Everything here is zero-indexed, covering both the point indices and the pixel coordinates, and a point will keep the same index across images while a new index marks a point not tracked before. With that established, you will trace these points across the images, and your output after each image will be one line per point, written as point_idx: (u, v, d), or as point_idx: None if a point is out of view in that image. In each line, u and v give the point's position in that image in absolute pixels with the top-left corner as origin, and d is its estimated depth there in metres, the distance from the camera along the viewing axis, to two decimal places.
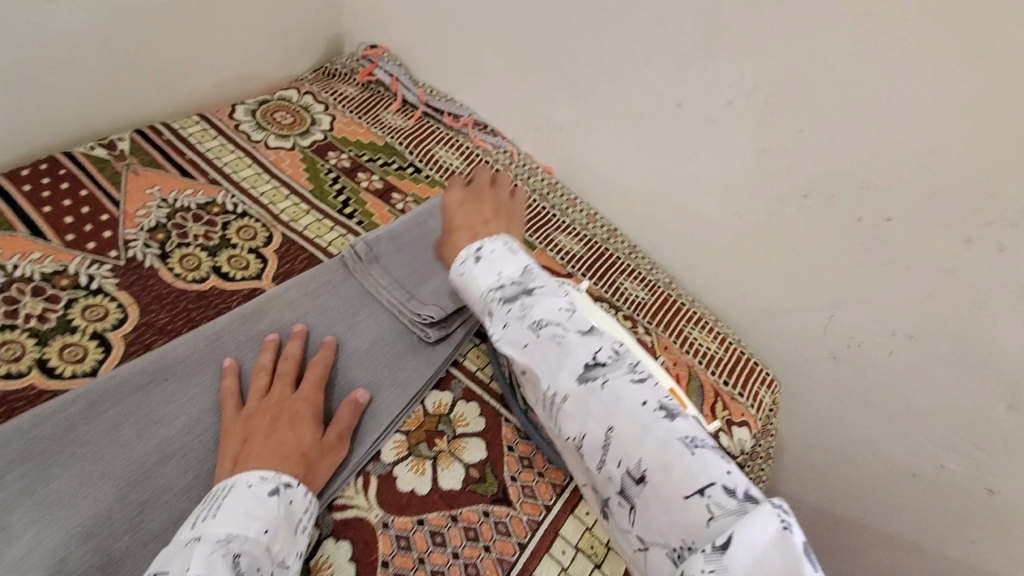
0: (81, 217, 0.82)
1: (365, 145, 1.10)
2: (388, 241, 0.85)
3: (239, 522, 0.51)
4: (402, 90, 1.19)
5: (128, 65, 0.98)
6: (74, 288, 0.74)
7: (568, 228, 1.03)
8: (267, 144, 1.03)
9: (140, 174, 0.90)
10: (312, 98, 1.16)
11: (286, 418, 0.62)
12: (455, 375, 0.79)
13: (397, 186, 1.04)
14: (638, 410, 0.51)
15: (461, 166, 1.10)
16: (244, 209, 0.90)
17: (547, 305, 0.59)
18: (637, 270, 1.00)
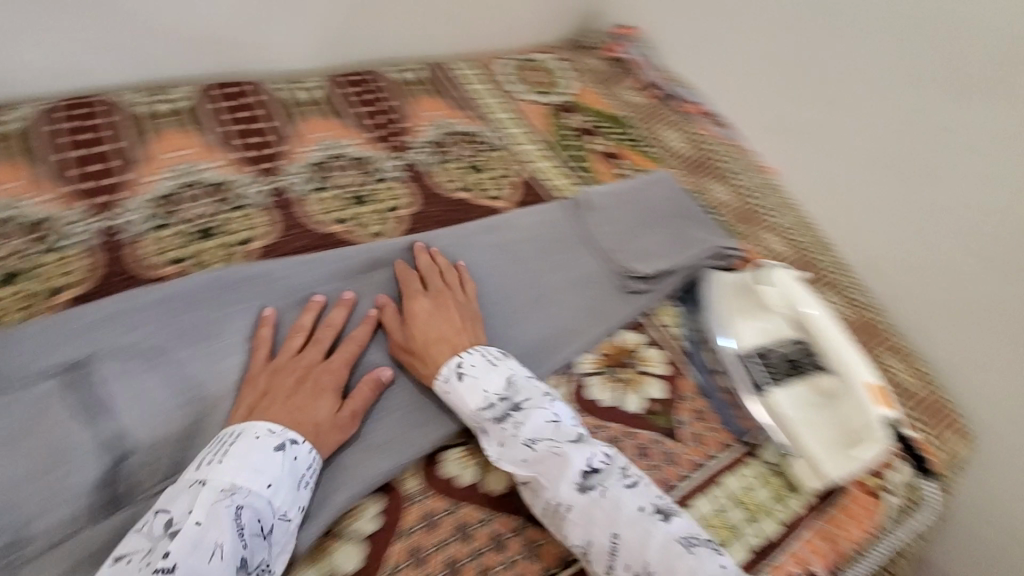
0: (255, 144, 0.87)
1: (603, 113, 1.13)
2: (615, 200, 0.92)
3: (246, 473, 0.52)
4: (646, 70, 1.23)
5: (358, 17, 1.04)
6: (230, 200, 0.79)
7: (780, 230, 1.03)
8: (429, 105, 1.04)
9: (315, 119, 0.94)
10: (564, 64, 1.21)
11: (304, 392, 0.60)
12: (646, 322, 0.83)
13: (620, 153, 1.06)
14: (636, 515, 0.55)
15: (684, 149, 1.11)
16: (395, 170, 0.91)
17: (539, 419, 0.60)
18: (842, 286, 0.97)
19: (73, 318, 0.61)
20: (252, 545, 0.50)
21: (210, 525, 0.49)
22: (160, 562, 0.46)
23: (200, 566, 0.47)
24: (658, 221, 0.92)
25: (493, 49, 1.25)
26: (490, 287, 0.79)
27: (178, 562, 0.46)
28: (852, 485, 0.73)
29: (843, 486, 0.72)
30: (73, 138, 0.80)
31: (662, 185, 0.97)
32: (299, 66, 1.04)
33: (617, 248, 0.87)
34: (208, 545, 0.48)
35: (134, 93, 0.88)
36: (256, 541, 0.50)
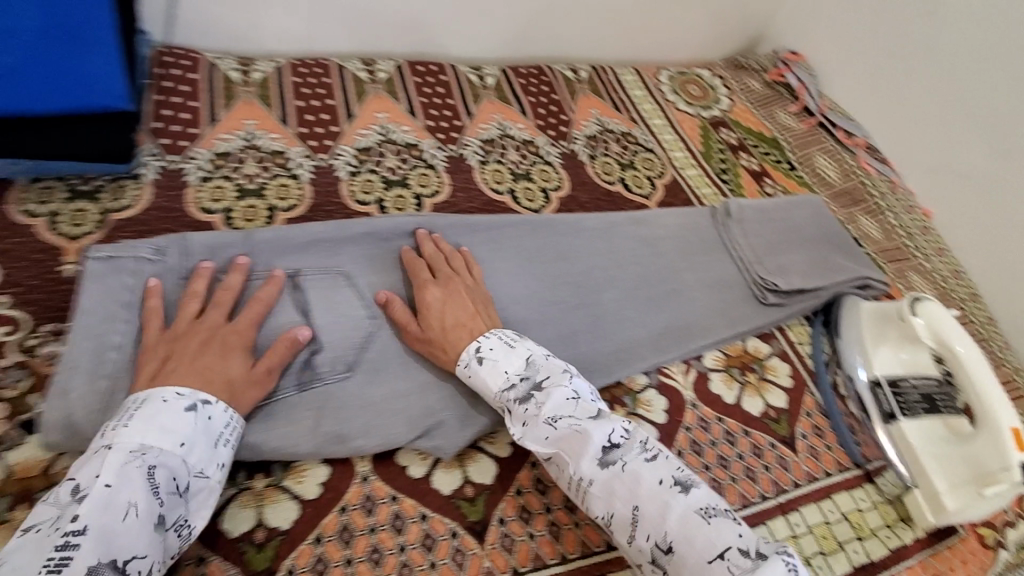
0: (442, 116, 0.99)
1: (755, 132, 1.15)
2: (759, 214, 0.94)
3: (155, 434, 0.49)
4: (806, 97, 1.21)
5: (540, 20, 1.16)
6: (419, 159, 0.91)
7: (936, 275, 1.05)
8: (589, 102, 1.11)
9: (494, 101, 1.05)
10: (721, 81, 1.24)
11: (211, 351, 0.57)
12: (777, 335, 0.85)
13: (771, 174, 1.08)
14: (656, 488, 0.55)
15: (836, 178, 1.11)
16: (555, 157, 0.99)
17: (558, 397, 0.60)
18: (988, 340, 0.98)
19: (301, 232, 0.70)
20: (168, 504, 0.48)
21: (120, 487, 0.46)
22: (70, 527, 0.44)
23: (115, 527, 0.45)
24: (801, 242, 0.93)
25: (654, 60, 1.32)
26: (632, 273, 0.84)
27: (91, 522, 0.44)
28: (964, 530, 0.74)
29: (957, 529, 0.74)
30: (305, 91, 0.95)
31: (807, 209, 0.98)
32: (485, 57, 1.18)
33: (756, 260, 0.89)
34: (123, 504, 0.46)
35: (354, 61, 1.03)
36: (174, 499, 0.49)
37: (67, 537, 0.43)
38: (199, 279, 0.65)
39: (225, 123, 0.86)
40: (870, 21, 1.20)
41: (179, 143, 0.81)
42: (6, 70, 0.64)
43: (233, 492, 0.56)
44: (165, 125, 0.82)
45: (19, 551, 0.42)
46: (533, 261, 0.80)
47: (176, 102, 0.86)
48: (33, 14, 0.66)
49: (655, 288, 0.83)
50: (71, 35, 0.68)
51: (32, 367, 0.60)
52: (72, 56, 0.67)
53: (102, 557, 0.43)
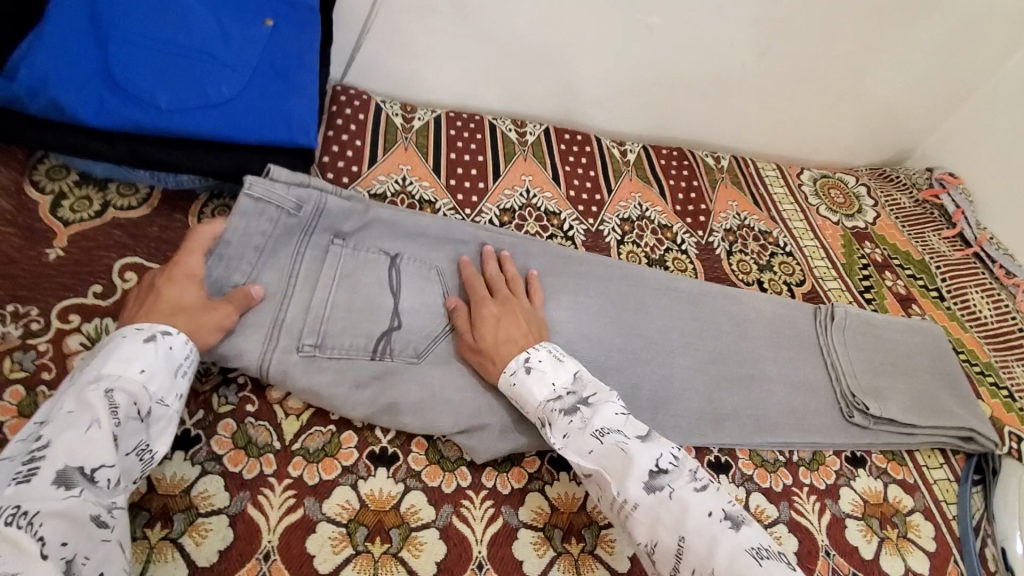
0: (584, 187, 0.99)
1: (901, 252, 1.08)
2: (866, 325, 0.87)
3: (112, 362, 0.48)
4: (964, 223, 1.14)
5: (686, 104, 1.16)
6: (559, 229, 0.91)
7: None
8: (728, 193, 1.09)
9: (633, 180, 1.04)
10: (865, 190, 1.19)
11: (159, 278, 0.57)
12: (921, 488, 0.76)
13: (918, 301, 1.01)
14: (707, 520, 0.50)
15: (990, 318, 1.02)
16: (689, 247, 0.97)
17: (607, 412, 0.58)
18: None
19: (412, 220, 0.72)
20: (128, 426, 0.47)
21: (84, 406, 0.45)
22: (33, 448, 0.42)
23: (77, 437, 0.43)
24: (906, 369, 0.84)
25: (791, 160, 1.30)
26: (768, 386, 0.78)
27: (55, 437, 0.43)
28: None
29: None
30: (459, 144, 0.98)
31: (919, 336, 0.89)
32: (625, 134, 1.20)
33: (851, 374, 0.81)
34: (86, 418, 0.44)
35: (506, 120, 1.06)
36: (134, 423, 0.48)
37: (32, 452, 0.42)
38: (315, 241, 0.67)
39: (383, 165, 0.90)
40: None
41: (341, 179, 0.86)
42: (224, 101, 0.71)
43: (351, 552, 0.55)
44: (332, 160, 0.88)
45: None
46: (665, 356, 0.76)
47: (344, 139, 0.91)
48: (256, 55, 0.74)
49: (794, 405, 0.77)
50: (282, 75, 0.75)
51: None
52: (283, 96, 0.74)
53: (72, 462, 0.42)
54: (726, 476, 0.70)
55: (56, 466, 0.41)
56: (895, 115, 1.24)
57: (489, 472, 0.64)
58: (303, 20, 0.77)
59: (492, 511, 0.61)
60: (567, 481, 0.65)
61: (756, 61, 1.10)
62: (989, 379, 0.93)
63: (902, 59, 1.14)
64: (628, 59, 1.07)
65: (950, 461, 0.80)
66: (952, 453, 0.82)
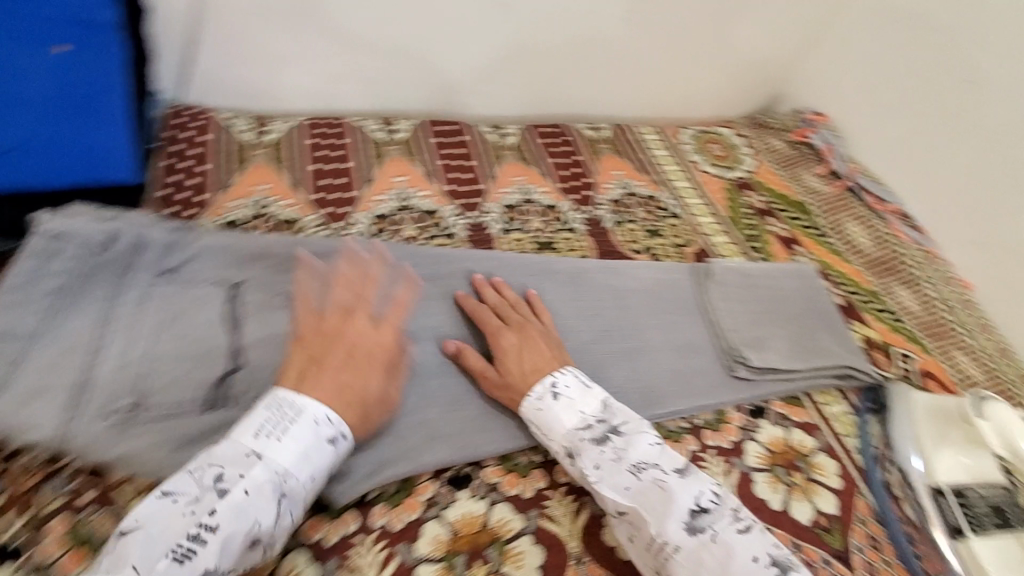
0: (463, 180, 0.94)
1: (782, 196, 1.13)
2: (743, 278, 0.89)
3: (297, 460, 0.52)
4: (834, 160, 1.18)
5: (560, 81, 1.14)
6: (439, 228, 0.86)
7: (975, 352, 0.94)
8: (613, 163, 1.08)
9: (516, 164, 1.01)
10: (743, 141, 1.23)
11: (365, 345, 0.61)
12: (821, 427, 0.78)
13: (802, 242, 1.05)
14: (752, 565, 0.52)
15: (869, 246, 1.06)
16: (579, 226, 0.94)
17: (641, 444, 0.61)
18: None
19: (250, 242, 0.70)
20: (274, 527, 0.51)
21: (257, 498, 0.49)
22: (205, 519, 0.47)
23: (237, 537, 0.47)
24: (785, 314, 0.87)
25: (676, 119, 1.30)
26: (657, 356, 0.78)
27: (222, 523, 0.47)
28: None
29: None
30: (320, 152, 0.90)
31: (798, 280, 0.92)
32: (507, 115, 1.15)
33: (733, 328, 0.83)
34: (251, 517, 0.48)
35: (373, 120, 0.99)
36: (277, 524, 0.51)
37: (199, 531, 0.46)
38: (134, 280, 0.63)
39: (233, 190, 0.82)
40: (889, 75, 1.16)
41: (186, 212, 0.77)
42: (13, 146, 0.63)
43: None
44: (173, 192, 0.79)
45: (154, 519, 0.47)
46: None
47: (188, 168, 0.83)
48: (46, 87, 0.65)
49: (685, 369, 0.78)
50: (80, 109, 0.66)
51: (12, 477, 0.55)
52: (81, 134, 0.65)
53: (215, 564, 0.46)
54: None
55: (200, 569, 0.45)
56: (760, 62, 1.27)
57: (378, 510, 0.60)
58: (99, 42, 0.67)
59: (384, 553, 0.58)
60: (466, 499, 0.63)
61: (620, 22, 1.09)
62: (873, 305, 0.97)
63: (758, 3, 1.17)
64: (492, 36, 1.03)
65: (846, 395, 0.82)
66: (848, 387, 0.83)
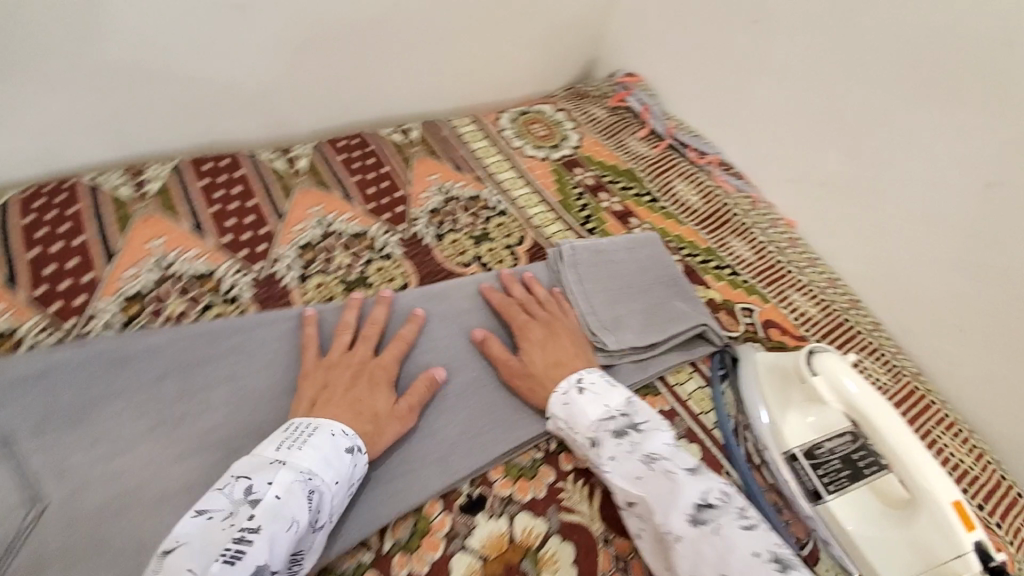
0: (242, 224, 0.78)
1: (609, 166, 1.09)
2: (596, 255, 0.83)
3: (322, 465, 0.54)
4: (651, 120, 1.17)
5: (347, 87, 1.01)
6: (215, 293, 0.71)
7: (807, 288, 0.95)
8: (427, 166, 0.97)
9: (310, 191, 0.86)
10: (564, 115, 1.18)
11: (378, 372, 0.65)
12: (679, 411, 0.74)
13: (635, 213, 1.01)
14: (751, 559, 0.52)
15: (698, 203, 1.05)
16: (393, 250, 0.82)
17: (659, 440, 0.62)
18: (881, 350, 0.88)
19: None
20: (305, 535, 0.51)
21: (289, 500, 0.50)
22: (245, 523, 0.48)
23: (281, 537, 0.48)
24: (638, 288, 0.83)
25: (492, 102, 1.22)
26: (493, 384, 0.70)
27: (262, 524, 0.48)
28: None
29: None
30: (41, 231, 0.71)
31: (637, 253, 0.87)
32: (295, 134, 1.02)
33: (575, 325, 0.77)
34: (288, 517, 0.49)
35: (115, 172, 0.80)
36: (307, 532, 0.51)
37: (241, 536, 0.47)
38: None
39: None
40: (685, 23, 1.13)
41: None
42: None
43: None
44: None
45: (193, 536, 0.47)
46: None
47: None
48: None
49: None
50: None
51: None
52: None
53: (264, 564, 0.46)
54: (484, 512, 0.61)
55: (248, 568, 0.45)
56: (562, 29, 1.20)
57: None
58: None
59: None
60: None
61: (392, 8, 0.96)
62: (711, 264, 0.96)
63: None
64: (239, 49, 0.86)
65: (698, 367, 0.80)
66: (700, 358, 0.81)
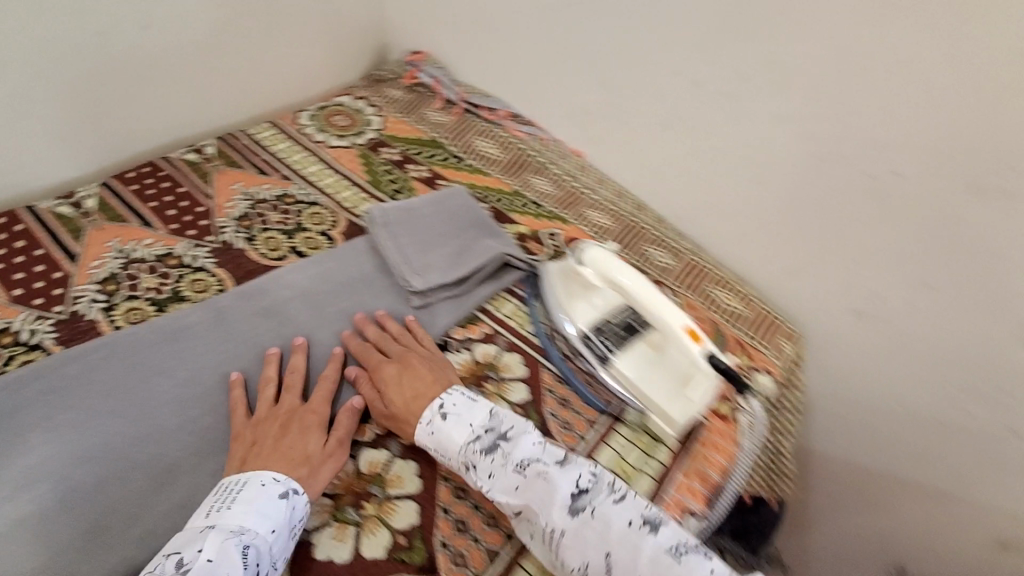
0: (33, 273, 0.79)
1: (413, 140, 1.16)
2: (405, 213, 0.92)
3: (254, 518, 0.55)
4: (443, 90, 1.24)
5: (123, 120, 1.01)
6: (14, 344, 0.71)
7: (599, 204, 1.08)
8: (229, 178, 1.00)
9: (104, 228, 0.87)
10: (364, 102, 1.23)
11: (302, 418, 0.66)
12: (501, 330, 0.84)
13: (443, 174, 1.10)
14: (627, 530, 0.56)
15: (499, 153, 1.15)
16: (203, 261, 0.85)
17: (526, 444, 0.62)
18: (663, 238, 1.03)
19: None
20: None
21: (221, 561, 0.52)
22: None
23: None
24: (449, 233, 0.92)
25: (289, 106, 1.25)
26: (321, 352, 0.76)
27: None
28: (707, 416, 0.77)
29: (702, 420, 0.76)
30: None
31: (440, 206, 0.95)
32: (84, 177, 1.01)
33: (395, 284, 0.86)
34: None
35: None
36: None
37: None
38: None
39: None
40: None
41: None
42: None
43: None
44: None
45: None
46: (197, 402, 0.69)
47: None
48: None
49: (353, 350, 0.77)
50: None
51: None
52: None
53: None
54: None
55: None
56: (337, 23, 1.25)
57: None
58: None
59: None
60: None
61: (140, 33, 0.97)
62: (518, 203, 1.06)
63: None
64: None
65: (514, 291, 0.90)
66: (515, 284, 0.91)
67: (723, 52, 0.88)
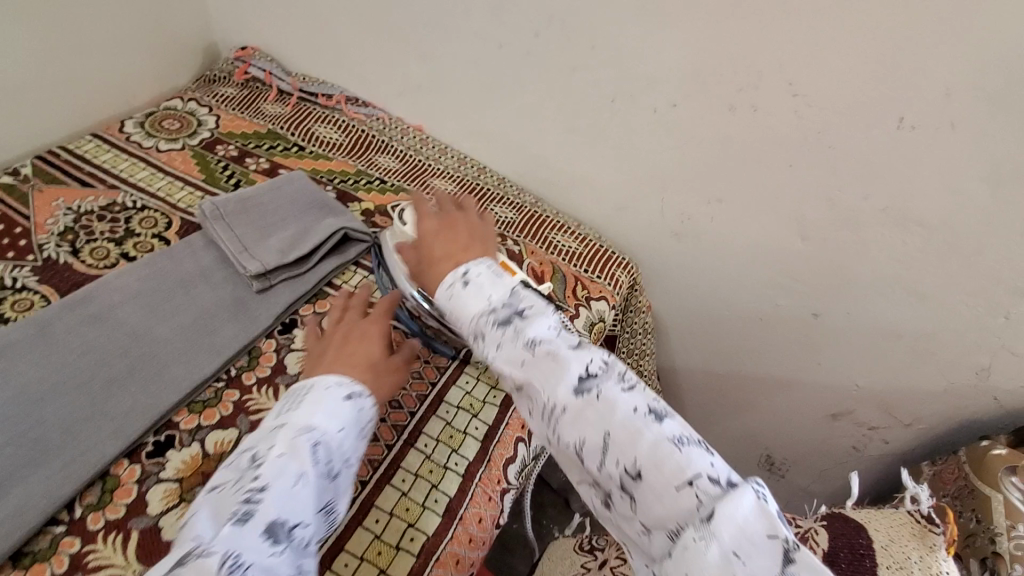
0: None
1: (250, 135, 1.15)
2: (241, 203, 0.91)
3: (324, 416, 0.57)
4: (276, 81, 1.24)
5: None
6: None
7: (443, 173, 1.14)
8: (49, 195, 0.95)
9: None
10: (195, 103, 1.20)
11: (361, 329, 0.69)
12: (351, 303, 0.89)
13: (284, 164, 1.10)
14: (631, 415, 0.51)
15: (340, 137, 1.17)
16: (24, 281, 0.82)
17: (543, 324, 0.56)
18: (504, 195, 1.09)
19: None
20: (323, 489, 0.54)
21: (295, 454, 0.53)
22: (251, 485, 0.50)
23: (290, 491, 0.50)
24: (290, 217, 0.93)
25: (114, 117, 1.19)
26: (162, 347, 0.77)
27: (270, 482, 0.50)
28: None
29: None
30: None
31: (277, 191, 0.95)
32: None
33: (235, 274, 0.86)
34: (295, 474, 0.51)
35: None
36: (324, 486, 0.54)
37: (249, 494, 0.49)
38: None
39: None
40: None
41: None
42: None
43: None
44: None
45: (206, 508, 0.50)
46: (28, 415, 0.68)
47: None
48: None
49: (196, 341, 0.78)
50: None
51: None
52: None
53: (280, 515, 0.49)
54: (175, 447, 0.71)
55: (264, 522, 0.48)
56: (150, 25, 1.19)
57: None
58: None
59: None
60: None
61: None
62: (363, 182, 1.10)
63: None
64: None
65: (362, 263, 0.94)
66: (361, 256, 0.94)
67: (514, 14, 0.93)
